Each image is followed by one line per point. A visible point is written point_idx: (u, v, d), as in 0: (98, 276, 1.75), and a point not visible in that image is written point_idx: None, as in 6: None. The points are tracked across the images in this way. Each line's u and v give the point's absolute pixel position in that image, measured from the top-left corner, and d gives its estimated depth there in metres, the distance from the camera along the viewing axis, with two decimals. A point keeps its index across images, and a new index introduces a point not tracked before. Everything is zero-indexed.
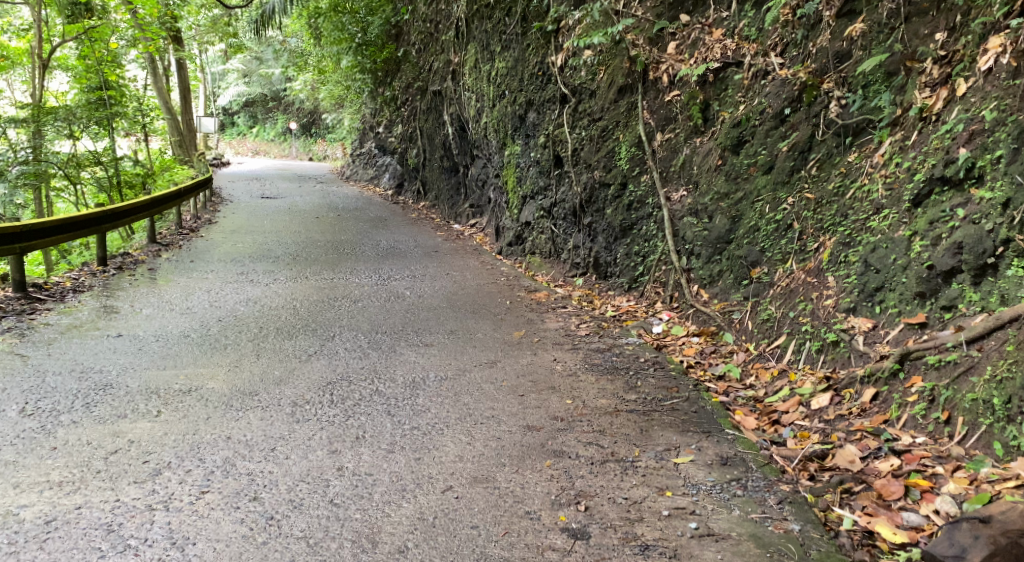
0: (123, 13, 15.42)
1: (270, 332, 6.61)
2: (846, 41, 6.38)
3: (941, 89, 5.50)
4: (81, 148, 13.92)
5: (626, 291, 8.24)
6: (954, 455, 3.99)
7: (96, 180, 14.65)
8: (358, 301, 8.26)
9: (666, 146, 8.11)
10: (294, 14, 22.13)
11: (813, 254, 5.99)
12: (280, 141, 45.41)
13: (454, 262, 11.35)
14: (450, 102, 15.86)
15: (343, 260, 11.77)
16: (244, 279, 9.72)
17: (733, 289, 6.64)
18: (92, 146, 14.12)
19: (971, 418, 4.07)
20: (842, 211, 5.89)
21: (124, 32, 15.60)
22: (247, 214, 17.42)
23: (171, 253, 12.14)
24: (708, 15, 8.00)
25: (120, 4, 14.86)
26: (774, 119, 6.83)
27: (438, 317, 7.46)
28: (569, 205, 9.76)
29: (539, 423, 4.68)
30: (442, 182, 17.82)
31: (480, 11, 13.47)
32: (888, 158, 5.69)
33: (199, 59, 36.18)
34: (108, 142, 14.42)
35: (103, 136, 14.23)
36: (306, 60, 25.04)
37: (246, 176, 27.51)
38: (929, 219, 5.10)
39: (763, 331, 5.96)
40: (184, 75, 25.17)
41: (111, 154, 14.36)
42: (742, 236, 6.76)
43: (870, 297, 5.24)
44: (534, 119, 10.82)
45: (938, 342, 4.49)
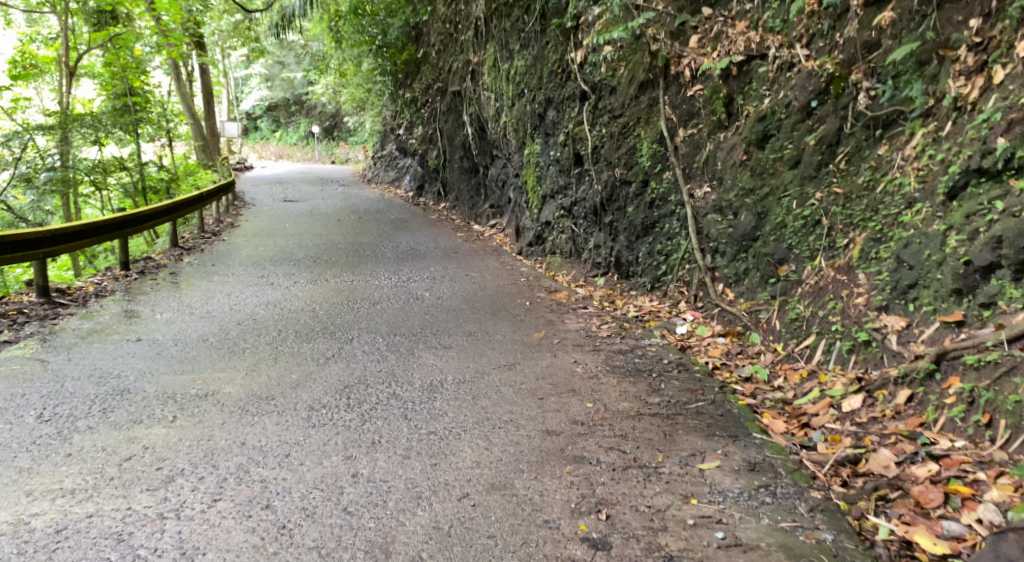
0: (147, 21, 15.54)
1: (289, 335, 6.54)
2: (874, 30, 6.19)
3: (977, 77, 5.32)
4: (108, 154, 14.11)
5: (649, 290, 8.10)
6: (997, 461, 3.81)
7: (122, 185, 14.78)
8: (378, 304, 8.18)
9: (688, 142, 7.94)
10: (315, 17, 22.17)
11: (842, 251, 5.81)
12: (303, 145, 45.78)
13: (474, 263, 11.26)
14: (470, 102, 15.79)
15: (364, 262, 11.72)
16: (265, 282, 9.68)
17: (759, 288, 6.47)
18: (118, 152, 14.31)
19: (1014, 422, 3.87)
20: (873, 205, 5.70)
21: (149, 39, 15.70)
22: (269, 217, 17.50)
23: (194, 257, 12.15)
24: (730, 7, 7.83)
25: (144, 12, 14.96)
26: (800, 112, 6.64)
27: (457, 319, 7.35)
28: (590, 204, 9.63)
29: (559, 427, 4.55)
30: (462, 183, 17.76)
31: (499, 9, 13.38)
32: (920, 150, 5.50)
33: (223, 64, 36.48)
34: (134, 148, 14.60)
35: (129, 142, 14.39)
36: (327, 64, 25.19)
37: (269, 180, 27.69)
38: (966, 212, 4.90)
39: (791, 330, 5.79)
40: (207, 81, 25.42)
41: (137, 159, 14.56)
42: (768, 233, 6.59)
43: (902, 294, 5.04)
44: (554, 117, 10.70)
45: (978, 340, 4.26)
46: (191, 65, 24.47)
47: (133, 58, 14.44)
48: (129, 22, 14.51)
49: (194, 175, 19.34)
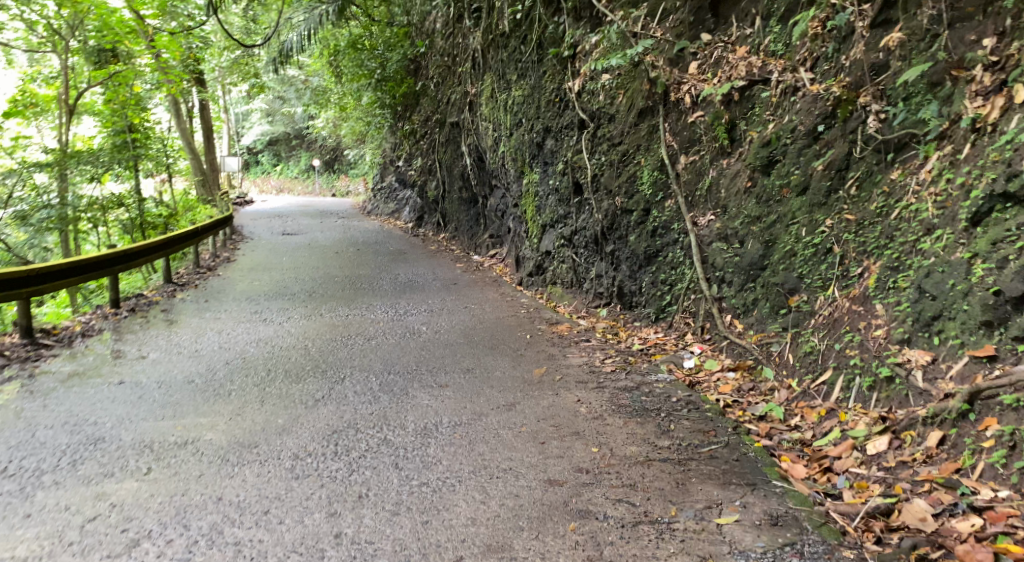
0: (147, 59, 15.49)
1: (278, 375, 6.23)
2: (882, 52, 5.97)
3: (996, 97, 5.09)
4: (106, 191, 13.95)
5: (653, 322, 7.83)
6: None
7: (119, 221, 14.58)
8: (373, 339, 7.88)
9: (691, 168, 7.70)
10: (314, 53, 22.17)
11: (856, 280, 5.53)
12: (304, 179, 45.87)
13: (473, 295, 10.99)
14: (468, 132, 15.63)
15: (360, 295, 11.44)
16: (257, 318, 9.38)
17: (769, 319, 6.19)
18: (116, 189, 14.16)
19: None
20: (888, 232, 5.44)
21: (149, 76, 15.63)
22: (266, 251, 17.28)
23: (186, 293, 11.88)
24: (731, 32, 7.67)
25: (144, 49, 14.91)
26: (806, 137, 6.40)
27: (454, 355, 7.05)
28: (590, 233, 9.40)
29: (562, 477, 4.23)
30: (461, 213, 17.58)
31: (496, 40, 13.27)
32: (937, 174, 5.26)
33: (223, 100, 36.55)
34: (133, 185, 14.45)
35: (127, 179, 14.25)
36: (327, 98, 25.13)
37: (268, 213, 27.53)
38: (992, 239, 4.64)
39: (805, 364, 5.49)
40: (207, 116, 25.42)
41: (135, 196, 14.41)
42: (777, 262, 6.32)
43: (926, 327, 4.76)
44: (552, 146, 10.50)
45: (1016, 379, 3.99)
46: (191, 101, 24.45)
47: (132, 94, 14.35)
48: (129, 58, 14.46)
49: (193, 210, 19.16)
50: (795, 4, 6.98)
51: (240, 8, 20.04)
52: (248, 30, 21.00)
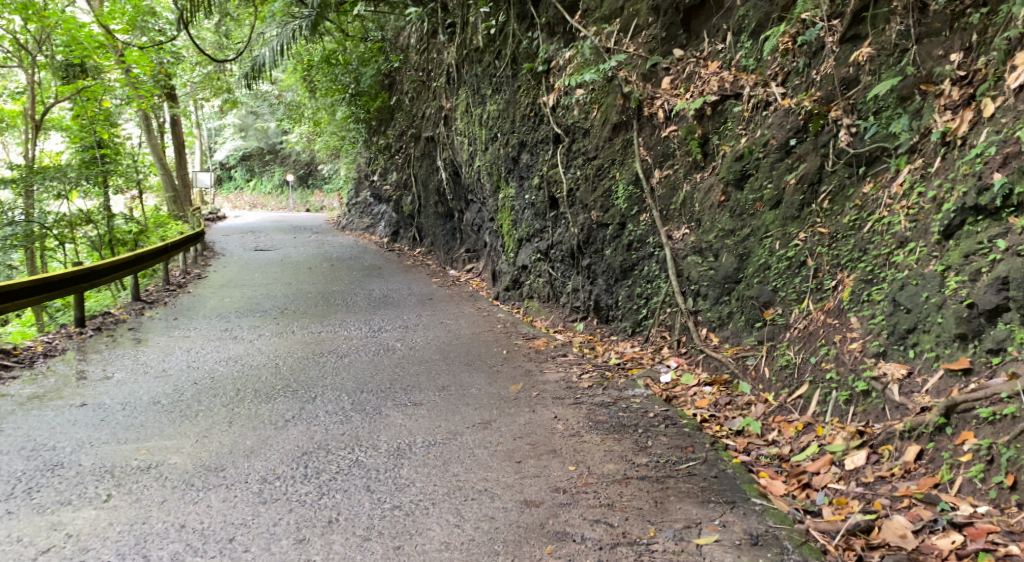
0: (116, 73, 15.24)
1: (248, 395, 6.08)
2: (852, 67, 6.02)
3: (965, 111, 5.15)
4: (74, 207, 13.68)
5: (630, 336, 7.80)
6: None
7: (87, 238, 14.31)
8: (345, 357, 7.75)
9: (665, 183, 7.70)
10: (288, 67, 22.03)
11: (831, 293, 5.54)
12: (277, 194, 45.55)
13: (449, 310, 10.91)
14: (443, 147, 15.59)
15: (333, 312, 11.29)
16: (227, 337, 9.20)
17: (745, 332, 6.17)
18: (84, 206, 13.89)
19: None
20: (861, 245, 5.45)
21: (119, 91, 15.37)
22: (239, 267, 17.07)
23: (155, 310, 11.66)
24: (703, 48, 7.72)
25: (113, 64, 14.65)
26: (778, 151, 6.42)
27: (429, 372, 6.96)
28: (566, 247, 9.37)
29: (538, 497, 4.15)
30: (437, 228, 17.50)
31: (470, 55, 13.27)
32: (909, 187, 5.29)
33: (194, 115, 36.17)
34: (101, 201, 14.19)
35: (96, 195, 13.99)
36: (301, 112, 24.96)
37: (241, 229, 27.22)
38: (964, 251, 4.68)
39: (782, 378, 5.47)
40: (178, 132, 25.14)
41: (103, 212, 14.15)
42: (751, 275, 6.31)
43: (900, 340, 4.78)
44: (527, 160, 10.48)
45: (990, 392, 4.04)
46: (162, 116, 24.18)
47: (100, 110, 14.12)
48: (97, 74, 14.24)
49: (164, 226, 18.87)
50: (766, 20, 7.04)
51: (211, 23, 19.85)
52: (220, 45, 20.81)
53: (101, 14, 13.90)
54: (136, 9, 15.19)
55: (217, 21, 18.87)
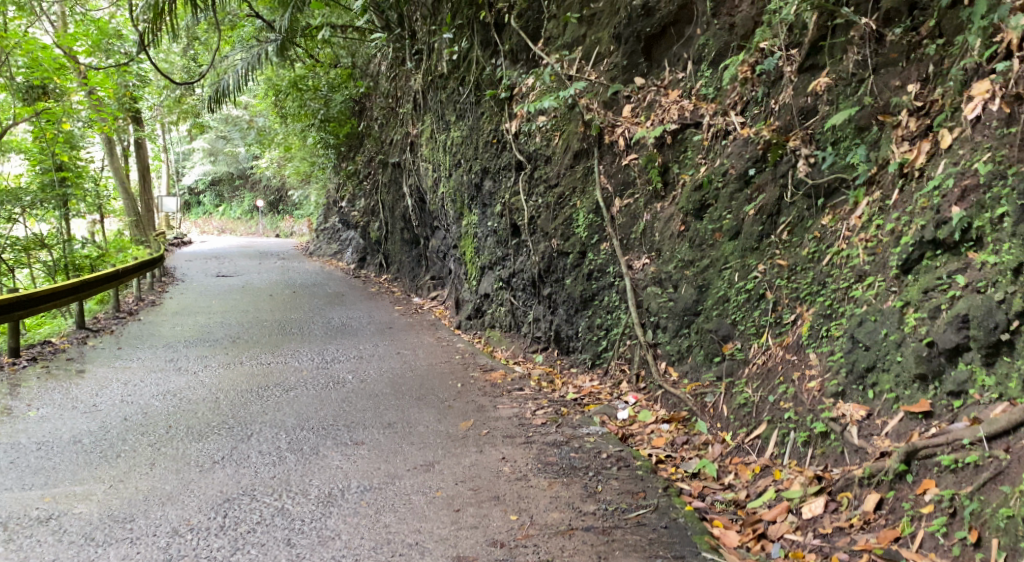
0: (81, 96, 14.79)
1: (178, 434, 5.74)
2: (810, 96, 5.90)
3: (922, 141, 5.03)
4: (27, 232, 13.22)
5: (589, 368, 7.56)
6: None
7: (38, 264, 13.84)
8: (291, 392, 7.41)
9: (625, 212, 7.52)
10: (259, 93, 21.71)
11: (790, 328, 5.37)
12: (246, 219, 45.02)
13: (408, 340, 10.61)
14: (409, 173, 15.36)
15: (287, 341, 10.93)
16: (171, 369, 8.81)
17: (704, 367, 5.96)
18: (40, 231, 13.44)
19: (1009, 542, 3.44)
20: (820, 278, 5.29)
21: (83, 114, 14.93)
22: (197, 294, 16.62)
23: (99, 340, 11.22)
24: (663, 77, 7.60)
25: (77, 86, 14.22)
26: (737, 181, 6.27)
27: (377, 408, 6.64)
28: (528, 275, 9.16)
29: (473, 552, 3.87)
30: (403, 255, 17.23)
31: (435, 81, 13.10)
32: (867, 219, 5.15)
33: (162, 138, 35.64)
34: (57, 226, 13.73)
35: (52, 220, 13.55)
36: (269, 137, 24.63)
37: (205, 254, 26.74)
38: (923, 287, 4.52)
39: (740, 416, 5.26)
40: (143, 155, 24.68)
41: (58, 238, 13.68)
42: (710, 307, 6.12)
43: (859, 379, 4.61)
44: (490, 187, 10.29)
45: (951, 438, 3.90)
46: (126, 140, 23.73)
47: (61, 134, 13.68)
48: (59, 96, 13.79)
49: (123, 250, 18.40)
50: (725, 49, 6.94)
51: (179, 46, 19.50)
52: (188, 69, 20.44)
53: (62, 36, 13.45)
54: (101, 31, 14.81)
55: (184, 45, 18.55)
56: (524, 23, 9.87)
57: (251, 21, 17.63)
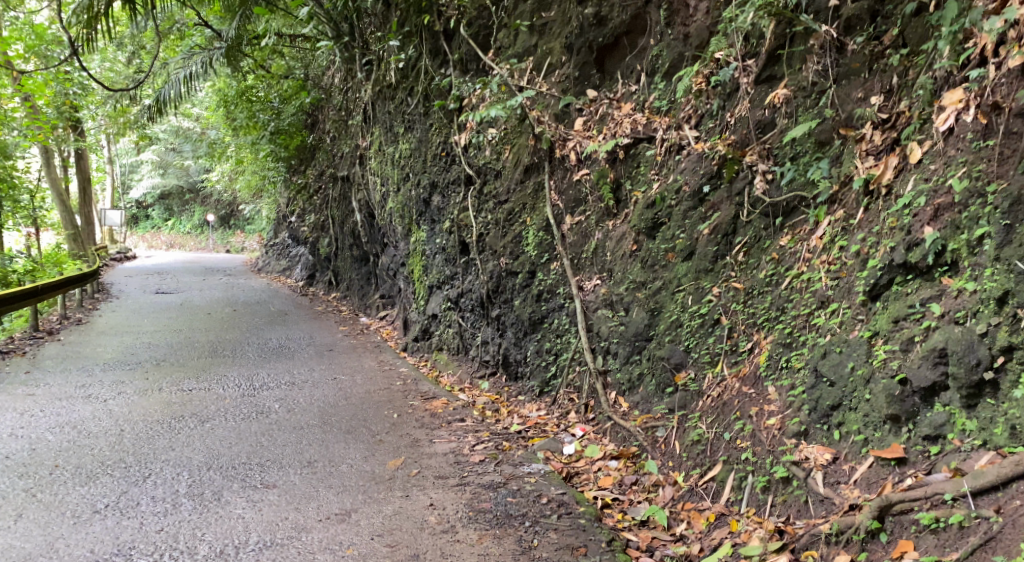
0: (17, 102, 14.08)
1: (65, 475, 5.27)
2: (768, 109, 5.52)
3: (889, 156, 4.69)
4: None
5: (537, 397, 7.05)
6: None
7: None
8: (207, 423, 6.81)
9: (576, 230, 7.05)
10: (212, 104, 20.57)
11: (747, 357, 4.98)
12: (197, 234, 43.80)
13: (347, 363, 10.00)
14: (359, 188, 14.76)
15: (216, 364, 10.26)
16: (79, 396, 8.14)
17: (655, 398, 5.50)
18: None
19: None
20: (779, 303, 4.92)
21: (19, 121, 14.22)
22: (131, 311, 15.75)
23: (9, 362, 10.40)
24: (616, 89, 7.20)
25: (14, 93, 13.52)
26: (691, 198, 5.84)
27: (299, 442, 6.09)
28: (476, 295, 8.67)
29: None
30: (353, 272, 16.60)
31: (384, 91, 12.55)
32: (829, 240, 4.80)
33: (106, 149, 34.24)
34: None
35: None
36: (226, 151, 22.77)
37: (148, 270, 25.63)
38: (893, 315, 4.22)
39: (693, 455, 4.84)
40: (84, 166, 23.69)
41: None
42: (662, 333, 5.67)
43: (824, 417, 4.30)
44: (439, 203, 9.78)
45: (932, 492, 3.64)
46: (66, 151, 22.72)
47: None
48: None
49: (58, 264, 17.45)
50: (680, 60, 6.57)
51: (122, 54, 18.58)
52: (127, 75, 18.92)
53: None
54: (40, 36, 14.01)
55: (127, 53, 17.66)
56: (473, 32, 9.41)
57: (200, 30, 16.80)
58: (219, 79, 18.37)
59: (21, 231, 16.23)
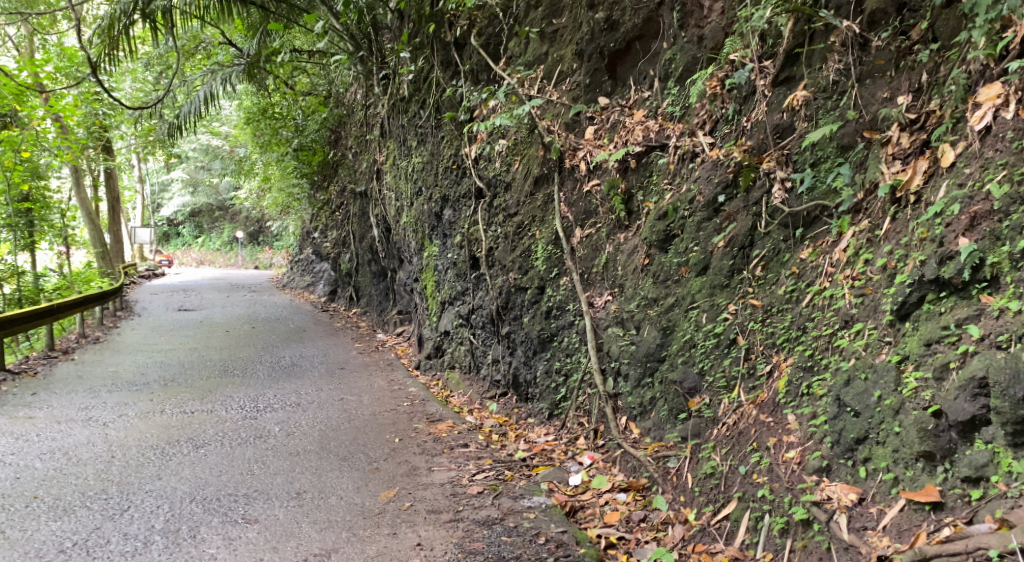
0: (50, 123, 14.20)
1: (44, 504, 5.17)
2: (786, 112, 5.13)
3: (918, 159, 4.31)
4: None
5: (546, 420, 6.66)
6: None
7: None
8: (202, 448, 6.56)
9: (586, 243, 6.68)
10: (239, 122, 20.46)
11: (765, 381, 4.59)
12: (227, 251, 44.20)
13: (357, 382, 9.68)
14: (376, 203, 14.52)
15: (224, 383, 10.03)
16: (79, 418, 7.96)
17: (667, 425, 5.10)
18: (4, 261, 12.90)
19: None
20: (799, 322, 4.53)
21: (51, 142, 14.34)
22: (150, 328, 15.66)
23: (19, 384, 10.24)
24: (629, 95, 6.83)
25: (45, 114, 13.59)
26: (705, 209, 5.44)
27: (293, 469, 5.80)
28: (486, 312, 8.33)
29: None
30: (372, 288, 16.34)
31: (399, 104, 12.26)
32: (853, 253, 4.41)
33: (137, 169, 34.59)
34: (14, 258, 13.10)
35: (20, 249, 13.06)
36: (251, 167, 22.60)
37: (174, 286, 25.68)
38: (924, 338, 3.83)
39: (706, 490, 4.46)
40: (114, 185, 23.84)
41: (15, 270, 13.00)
42: (675, 354, 5.27)
43: (849, 452, 3.92)
44: (450, 217, 9.47)
45: (974, 547, 3.28)
46: (96, 170, 22.89)
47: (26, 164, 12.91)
48: (23, 124, 13.08)
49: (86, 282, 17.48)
50: (694, 64, 6.19)
51: (150, 74, 18.67)
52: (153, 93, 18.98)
53: (26, 63, 12.73)
54: (69, 58, 14.07)
55: (154, 73, 17.72)
56: (484, 42, 9.10)
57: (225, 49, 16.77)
58: (245, 97, 18.26)
59: (50, 251, 16.29)
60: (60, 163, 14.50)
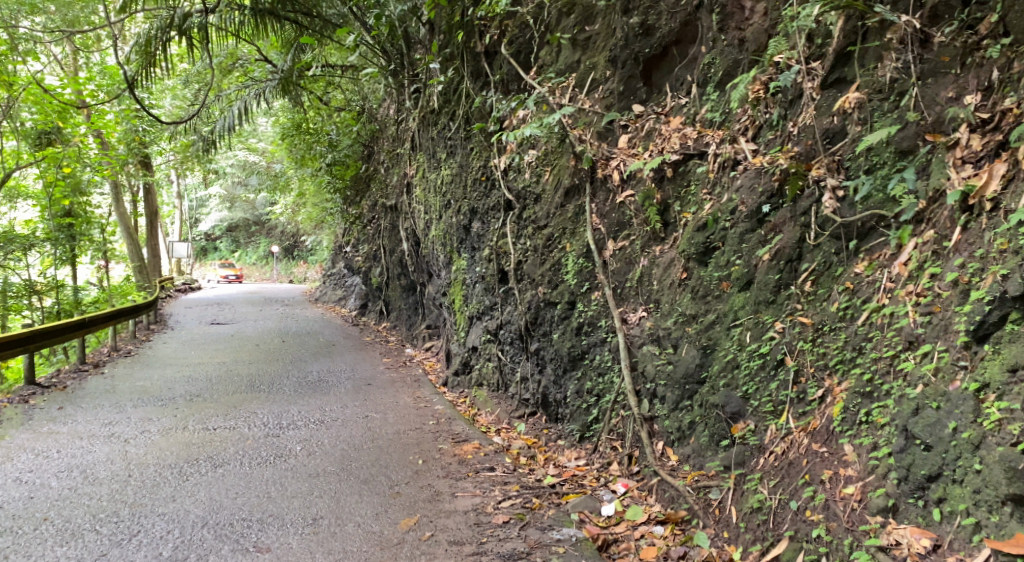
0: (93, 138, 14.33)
1: (51, 526, 4.95)
2: (837, 115, 4.74)
3: (993, 163, 4.01)
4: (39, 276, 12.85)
5: (577, 443, 6.31)
6: None
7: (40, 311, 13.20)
8: (219, 468, 6.30)
9: (618, 256, 6.32)
10: (274, 138, 20.46)
11: (817, 407, 4.25)
12: (262, 265, 44.49)
13: (382, 399, 9.41)
14: (406, 217, 14.28)
15: (248, 399, 9.81)
16: (100, 434, 7.77)
17: (708, 452, 4.74)
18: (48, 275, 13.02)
19: None
20: (855, 342, 4.20)
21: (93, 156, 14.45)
22: (180, 342, 15.54)
23: (46, 398, 10.10)
24: (665, 102, 6.50)
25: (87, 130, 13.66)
26: (747, 220, 5.04)
27: (311, 492, 5.53)
28: (514, 327, 8.02)
29: None
30: (401, 301, 16.14)
31: (429, 117, 12.02)
32: (917, 268, 4.10)
33: (175, 184, 34.90)
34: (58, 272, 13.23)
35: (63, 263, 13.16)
36: (284, 181, 22.56)
37: (209, 300, 25.74)
38: (1007, 363, 3.56)
39: (753, 527, 4.16)
40: (152, 199, 23.99)
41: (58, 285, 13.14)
42: (716, 375, 4.90)
43: (920, 489, 3.66)
44: (478, 229, 9.19)
45: None
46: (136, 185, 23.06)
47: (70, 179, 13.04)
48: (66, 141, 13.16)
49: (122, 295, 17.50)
50: (735, 68, 5.87)
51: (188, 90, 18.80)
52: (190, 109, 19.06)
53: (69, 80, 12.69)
54: (110, 77, 14.04)
55: (190, 90, 17.77)
56: (514, 50, 8.82)
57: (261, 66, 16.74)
58: (280, 112, 18.20)
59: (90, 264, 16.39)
60: (101, 178, 14.59)
